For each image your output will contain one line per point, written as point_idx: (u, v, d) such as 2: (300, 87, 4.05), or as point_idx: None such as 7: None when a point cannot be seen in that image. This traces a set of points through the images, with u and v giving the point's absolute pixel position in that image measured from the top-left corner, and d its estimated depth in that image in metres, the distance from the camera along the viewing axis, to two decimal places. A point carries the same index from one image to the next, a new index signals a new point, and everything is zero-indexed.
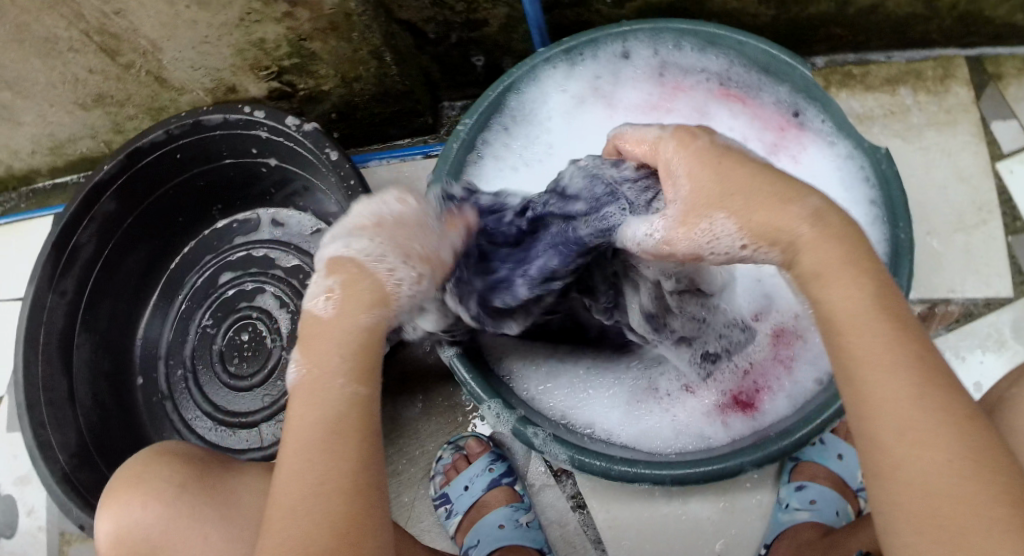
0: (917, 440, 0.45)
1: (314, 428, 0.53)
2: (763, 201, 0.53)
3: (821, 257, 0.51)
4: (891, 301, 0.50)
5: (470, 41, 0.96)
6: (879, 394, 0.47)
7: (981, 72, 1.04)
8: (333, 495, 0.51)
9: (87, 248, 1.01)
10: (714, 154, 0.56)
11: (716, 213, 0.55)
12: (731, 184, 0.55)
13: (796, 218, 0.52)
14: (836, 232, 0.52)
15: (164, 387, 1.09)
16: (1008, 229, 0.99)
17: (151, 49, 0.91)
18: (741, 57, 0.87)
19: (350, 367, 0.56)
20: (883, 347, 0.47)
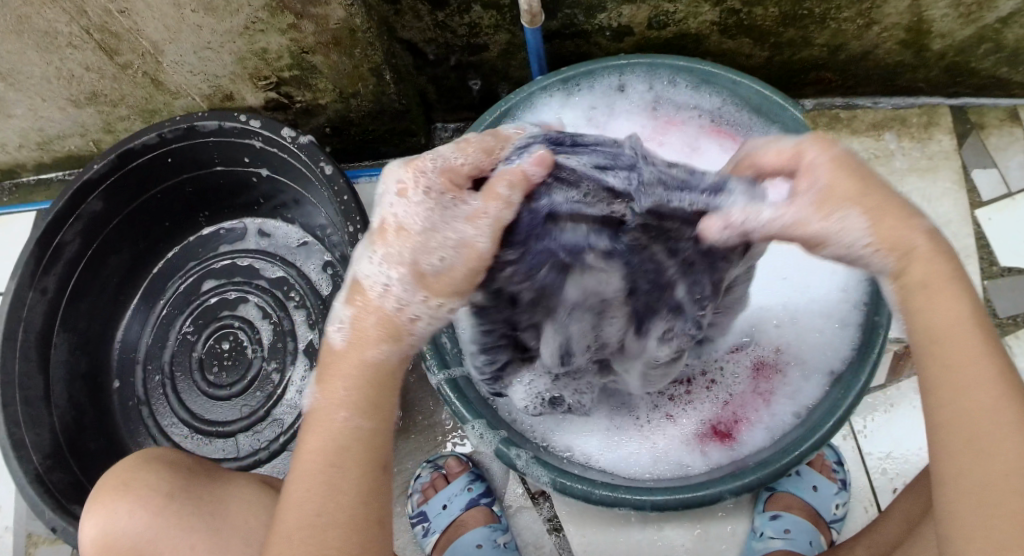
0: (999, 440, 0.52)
1: (319, 460, 0.56)
2: (890, 212, 0.57)
3: (933, 271, 0.56)
4: (986, 326, 0.55)
5: (469, 65, 0.97)
6: (969, 397, 0.53)
7: (964, 122, 1.07)
8: (331, 529, 0.55)
9: (71, 247, 1.00)
10: (850, 165, 0.58)
11: (851, 208, 0.56)
12: (868, 195, 0.57)
13: (916, 235, 0.56)
14: (947, 252, 0.56)
15: (141, 392, 1.07)
16: (984, 274, 1.01)
17: (152, 51, 0.91)
18: (733, 96, 0.88)
19: (351, 401, 0.57)
20: (977, 353, 0.54)
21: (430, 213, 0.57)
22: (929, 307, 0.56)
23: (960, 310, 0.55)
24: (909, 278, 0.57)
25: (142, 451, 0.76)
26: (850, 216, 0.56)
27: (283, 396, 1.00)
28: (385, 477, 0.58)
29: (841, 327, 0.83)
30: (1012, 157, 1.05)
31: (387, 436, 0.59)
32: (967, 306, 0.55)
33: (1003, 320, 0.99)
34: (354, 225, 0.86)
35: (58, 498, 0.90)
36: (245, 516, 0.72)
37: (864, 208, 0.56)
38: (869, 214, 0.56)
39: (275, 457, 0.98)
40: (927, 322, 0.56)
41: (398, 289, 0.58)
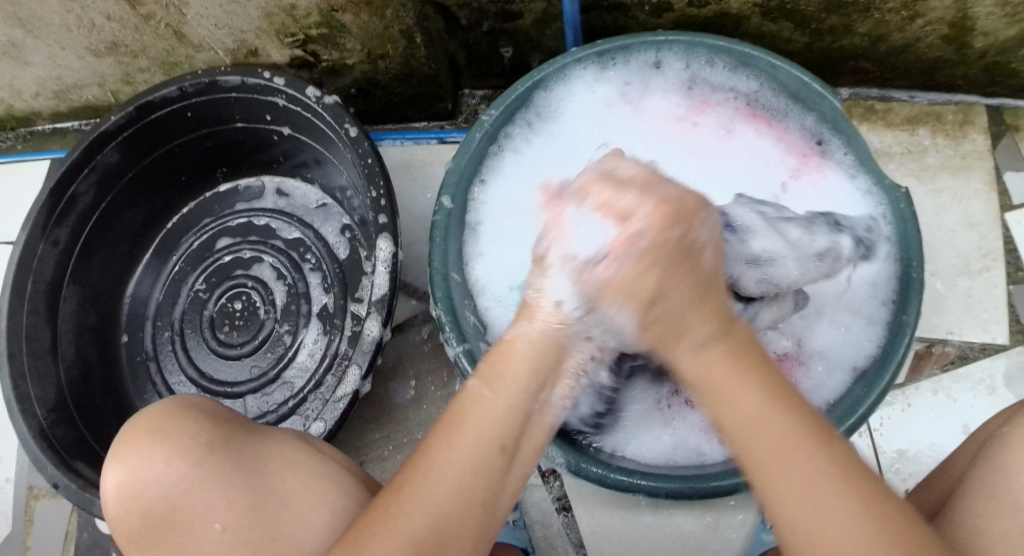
0: (829, 529, 0.52)
1: (453, 432, 0.58)
2: (671, 305, 0.58)
3: (707, 367, 0.58)
4: (780, 391, 0.57)
5: (502, 32, 0.95)
6: (787, 495, 0.54)
7: (999, 123, 1.05)
8: (450, 500, 0.56)
9: (85, 198, 0.99)
10: (678, 251, 0.58)
11: (622, 311, 0.60)
12: (665, 285, 0.58)
13: (687, 344, 0.59)
14: (728, 350, 0.58)
15: (149, 348, 1.06)
16: (1009, 278, 1.00)
17: (176, 2, 0.89)
18: (771, 81, 0.87)
19: (490, 373, 0.61)
20: (789, 441, 0.55)
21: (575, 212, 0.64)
22: (723, 397, 0.58)
23: (751, 406, 0.56)
24: (692, 377, 0.59)
25: (172, 398, 0.69)
26: (617, 316, 0.60)
27: (293, 359, 0.99)
28: (503, 457, 0.59)
29: (867, 324, 0.82)
30: None
31: (520, 422, 0.60)
32: (761, 392, 0.57)
33: None
34: (377, 190, 0.84)
35: (61, 454, 0.89)
36: (284, 474, 0.65)
37: (638, 302, 0.59)
38: (638, 312, 0.59)
39: (284, 420, 0.95)
40: (727, 422, 0.57)
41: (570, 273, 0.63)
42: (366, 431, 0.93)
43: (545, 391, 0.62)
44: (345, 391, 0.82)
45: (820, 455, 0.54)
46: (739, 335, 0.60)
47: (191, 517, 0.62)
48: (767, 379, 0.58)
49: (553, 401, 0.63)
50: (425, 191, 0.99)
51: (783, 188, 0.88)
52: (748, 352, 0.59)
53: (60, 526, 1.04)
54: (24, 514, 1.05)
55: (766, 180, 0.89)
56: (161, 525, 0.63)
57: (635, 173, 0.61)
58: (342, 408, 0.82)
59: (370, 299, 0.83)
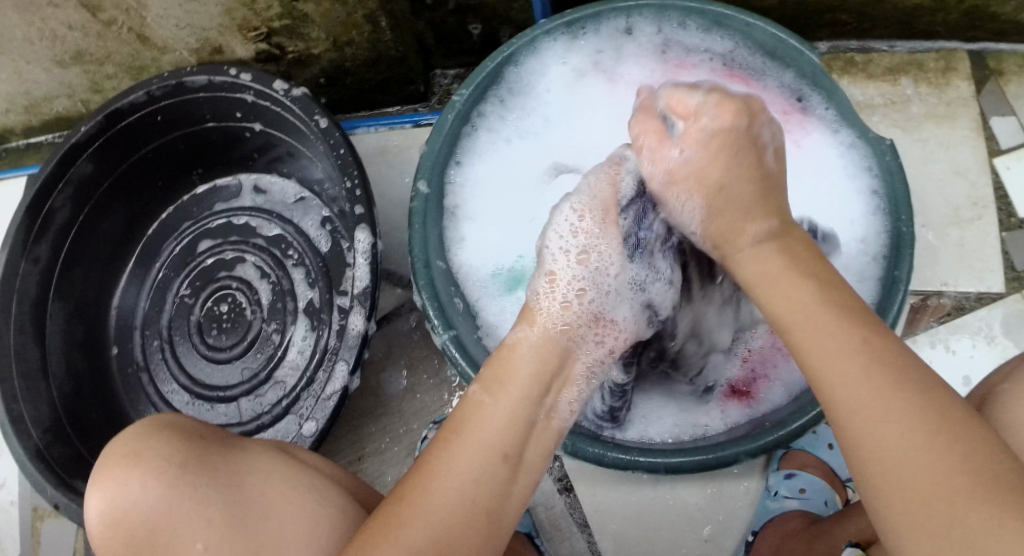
0: (879, 401, 0.48)
1: (445, 444, 0.57)
2: (735, 211, 0.62)
3: (776, 295, 0.57)
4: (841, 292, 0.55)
5: (468, 8, 0.93)
6: (840, 385, 0.50)
7: (982, 68, 1.03)
8: (449, 506, 0.54)
9: (62, 213, 0.97)
10: (740, 138, 0.63)
11: (692, 194, 0.65)
12: (730, 176, 0.62)
13: (745, 236, 0.61)
14: (779, 253, 0.59)
15: (140, 358, 1.05)
16: (1002, 225, 0.99)
17: (135, 5, 0.88)
18: (747, 39, 0.86)
19: (492, 380, 0.60)
20: (845, 342, 0.51)
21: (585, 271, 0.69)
22: (780, 313, 0.56)
23: (804, 296, 0.55)
24: (748, 270, 0.61)
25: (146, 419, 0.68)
26: (687, 204, 0.66)
27: (284, 357, 0.98)
28: (505, 465, 0.57)
29: (860, 281, 0.81)
30: None
31: (520, 430, 0.58)
32: (817, 295, 0.55)
33: (1022, 273, 0.97)
34: (351, 180, 0.82)
35: (58, 473, 0.88)
36: (266, 489, 0.64)
37: (704, 190, 0.63)
38: (704, 199, 0.64)
39: (278, 421, 0.94)
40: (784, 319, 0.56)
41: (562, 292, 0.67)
42: (362, 425, 0.92)
43: (551, 396, 0.61)
44: (334, 388, 0.81)
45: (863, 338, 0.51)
46: (796, 238, 0.60)
47: (176, 536, 0.61)
48: (829, 291, 0.55)
49: (558, 406, 0.62)
50: (403, 176, 0.97)
51: None
52: (808, 265, 0.58)
53: (69, 545, 1.04)
54: (31, 533, 1.05)
55: None
56: (144, 547, 0.62)
57: (706, 88, 0.66)
58: (332, 404, 0.81)
59: (352, 292, 0.82)
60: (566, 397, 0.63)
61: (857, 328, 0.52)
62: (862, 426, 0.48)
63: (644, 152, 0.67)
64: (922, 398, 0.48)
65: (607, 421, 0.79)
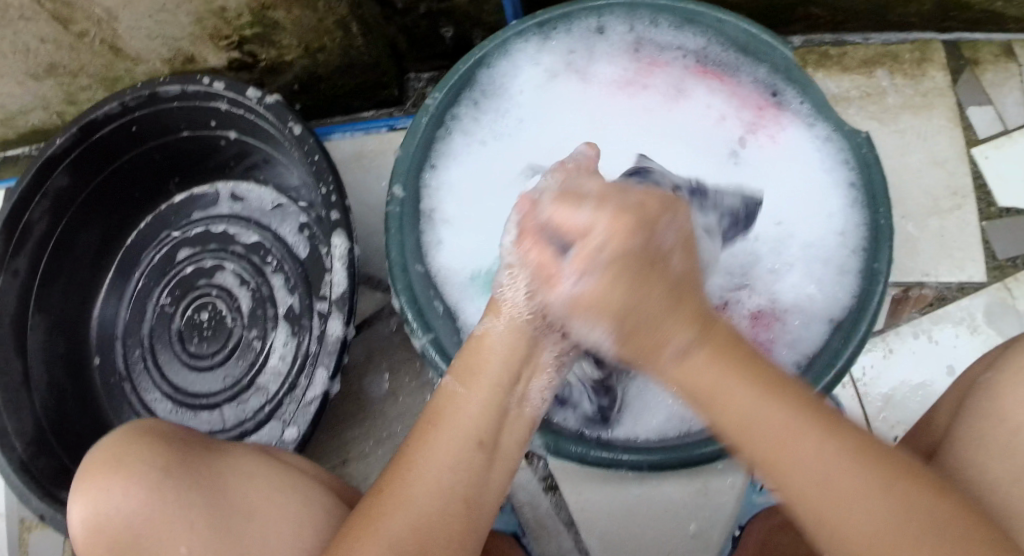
0: (846, 508, 0.47)
1: (424, 435, 0.57)
2: (654, 324, 0.53)
3: (696, 379, 0.52)
4: (767, 386, 0.51)
5: (440, 12, 0.93)
6: (798, 489, 0.49)
7: (957, 58, 1.03)
8: (428, 493, 0.54)
9: (39, 226, 0.96)
10: (635, 260, 0.54)
11: (601, 320, 0.55)
12: (636, 300, 0.53)
13: (666, 357, 0.53)
14: (706, 362, 0.52)
15: (122, 367, 1.03)
16: (982, 214, 0.99)
17: (107, 17, 0.87)
18: (719, 35, 0.87)
19: (463, 369, 0.59)
20: (804, 460, 0.49)
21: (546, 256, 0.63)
22: (713, 406, 0.52)
23: (745, 401, 0.51)
24: (684, 387, 0.53)
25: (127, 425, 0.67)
26: (597, 331, 0.56)
27: (266, 364, 0.97)
28: (482, 452, 0.56)
29: (839, 274, 0.81)
30: (1007, 94, 1.02)
31: (494, 418, 0.57)
32: (752, 397, 0.50)
33: (1002, 261, 0.97)
34: (327, 186, 0.81)
35: (45, 486, 0.88)
36: (248, 488, 0.64)
37: (610, 318, 0.54)
38: (614, 326, 0.55)
39: (261, 427, 0.94)
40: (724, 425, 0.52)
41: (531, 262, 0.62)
42: (344, 431, 0.91)
43: (522, 384, 0.60)
44: (314, 394, 0.81)
45: (805, 445, 0.49)
46: (723, 340, 0.53)
47: (156, 540, 0.61)
48: (763, 380, 0.51)
49: (531, 395, 0.60)
50: (380, 180, 0.97)
51: (742, 144, 0.87)
52: (740, 354, 0.53)
53: None
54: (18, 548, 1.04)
55: (723, 136, 0.87)
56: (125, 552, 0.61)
57: (597, 194, 0.56)
58: (313, 410, 0.81)
59: (332, 297, 0.81)
60: (539, 386, 0.61)
61: (808, 420, 0.50)
62: (840, 527, 0.48)
63: (535, 270, 0.58)
64: (887, 491, 0.47)
65: (596, 423, 0.77)
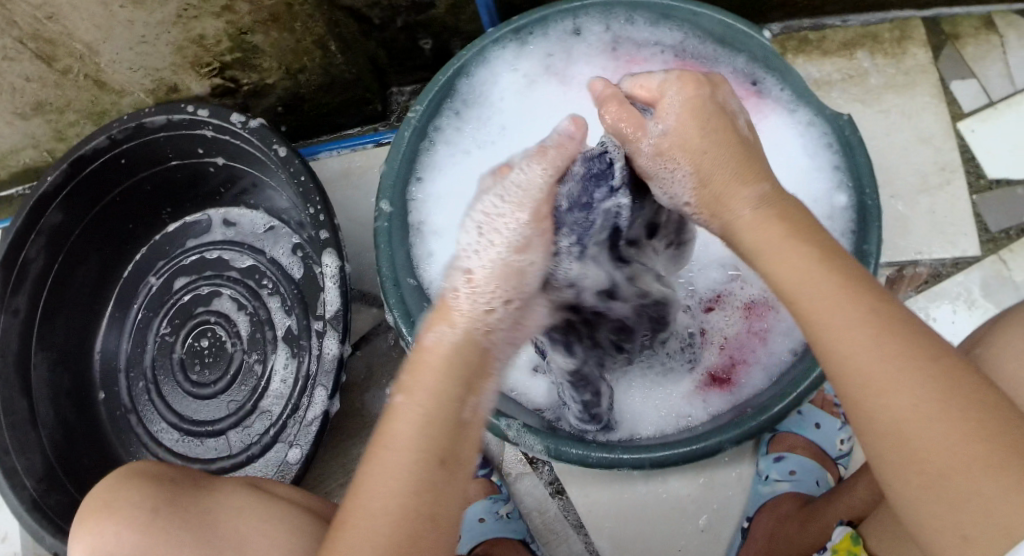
0: (896, 382, 0.46)
1: (376, 458, 0.51)
2: (727, 172, 0.57)
3: (761, 236, 0.54)
4: (832, 256, 0.52)
5: (417, 25, 0.93)
6: (851, 357, 0.48)
7: (937, 34, 1.03)
8: (386, 517, 0.49)
9: (36, 264, 0.97)
10: (711, 113, 0.59)
11: (681, 162, 0.59)
12: (710, 145, 0.58)
13: (743, 201, 0.56)
14: (777, 213, 0.55)
15: (127, 400, 1.05)
16: (972, 188, 0.99)
17: (88, 52, 0.88)
18: (695, 29, 0.86)
19: (410, 383, 0.54)
20: (858, 329, 0.48)
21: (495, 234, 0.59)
22: (772, 269, 0.53)
23: (810, 265, 0.51)
24: (749, 243, 0.55)
25: (119, 469, 0.69)
26: (675, 170, 0.59)
27: (267, 387, 0.98)
28: (442, 472, 0.51)
29: None
30: (989, 66, 1.02)
31: (450, 432, 0.52)
32: (815, 261, 0.51)
33: (995, 234, 0.97)
34: (314, 207, 0.82)
35: (57, 523, 0.89)
36: (238, 521, 0.65)
37: (692, 161, 0.58)
38: (694, 170, 0.58)
39: (268, 449, 0.94)
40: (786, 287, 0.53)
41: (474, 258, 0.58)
42: (349, 448, 0.92)
43: (476, 393, 0.54)
44: (314, 414, 0.82)
45: (865, 311, 0.49)
46: (791, 207, 0.56)
47: None
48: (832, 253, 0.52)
49: (485, 402, 0.55)
50: (369, 196, 0.98)
51: None
52: (804, 223, 0.54)
53: None
54: None
55: None
56: None
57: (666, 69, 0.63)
58: (314, 430, 0.82)
59: (325, 317, 0.82)
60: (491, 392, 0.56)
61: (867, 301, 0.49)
62: (881, 408, 0.47)
63: (612, 128, 0.61)
64: (940, 372, 0.46)
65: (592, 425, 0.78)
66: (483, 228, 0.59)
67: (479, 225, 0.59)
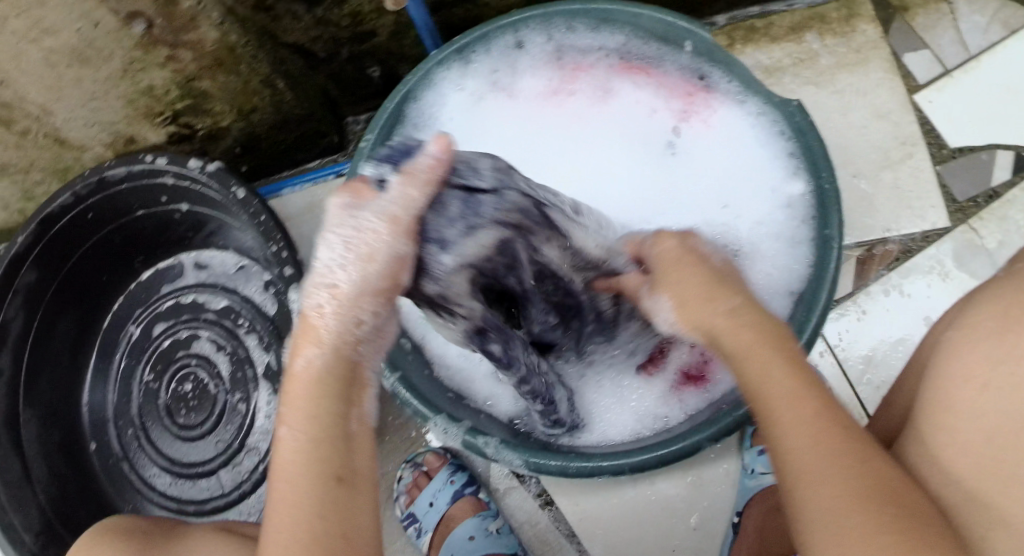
0: (810, 445, 0.49)
1: (278, 495, 0.52)
2: (697, 292, 0.59)
3: (733, 336, 0.56)
4: (781, 342, 0.55)
5: (362, 54, 0.95)
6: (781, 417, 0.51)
7: (885, 7, 1.03)
8: (296, 544, 0.50)
9: (16, 323, 0.97)
10: (684, 254, 0.63)
11: (664, 294, 0.62)
12: (686, 275, 0.61)
13: (717, 310, 0.57)
14: (749, 322, 0.56)
15: (119, 449, 1.06)
16: (935, 159, 0.99)
17: (42, 113, 0.88)
18: (637, 29, 0.85)
19: (290, 416, 0.54)
20: (790, 389, 0.52)
21: (345, 235, 0.55)
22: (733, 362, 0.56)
23: (766, 353, 0.54)
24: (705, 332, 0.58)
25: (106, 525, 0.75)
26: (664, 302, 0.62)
27: (253, 425, 1.00)
28: (342, 488, 0.52)
29: (792, 246, 0.82)
30: (939, 35, 1.02)
31: (340, 447, 0.54)
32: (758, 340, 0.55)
33: (962, 203, 0.97)
34: (277, 244, 0.84)
35: None
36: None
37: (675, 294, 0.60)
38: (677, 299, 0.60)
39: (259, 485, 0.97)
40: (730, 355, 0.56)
41: (332, 261, 0.55)
42: None
43: (354, 407, 0.56)
44: None
45: (795, 387, 0.52)
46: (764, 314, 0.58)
47: None
48: (767, 331, 0.56)
49: (365, 411, 0.57)
50: None
51: (676, 133, 0.88)
52: (769, 322, 0.57)
53: None
54: None
55: (656, 129, 0.89)
56: None
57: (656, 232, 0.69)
58: None
59: None
60: (367, 401, 0.58)
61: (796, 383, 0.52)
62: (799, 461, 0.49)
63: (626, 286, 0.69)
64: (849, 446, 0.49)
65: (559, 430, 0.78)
66: (350, 246, 0.55)
67: (345, 241, 0.55)
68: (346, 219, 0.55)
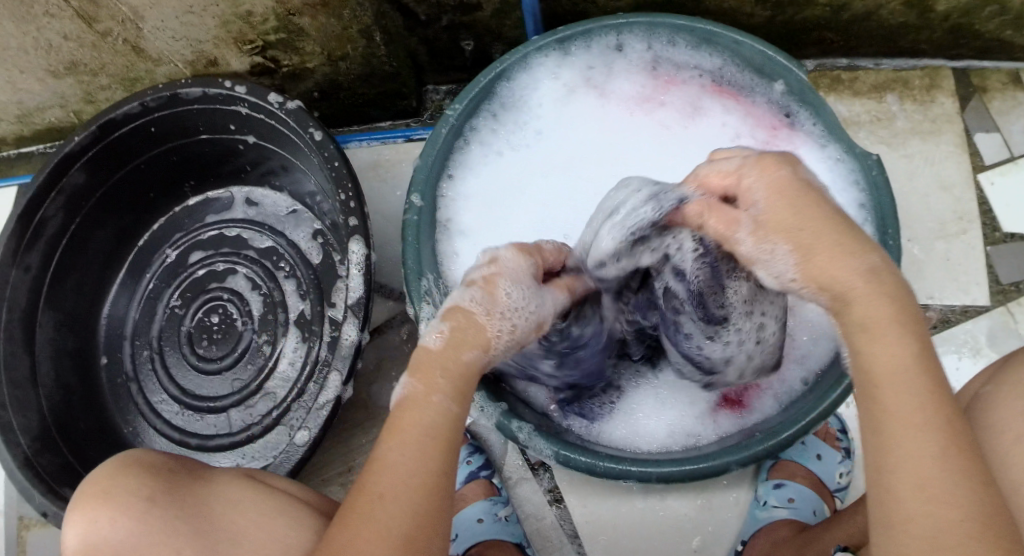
0: (927, 455, 0.48)
1: (412, 447, 0.55)
2: (827, 246, 0.53)
3: (871, 311, 0.51)
4: (911, 319, 0.51)
5: (461, 25, 0.95)
6: (897, 420, 0.49)
7: (966, 85, 1.05)
8: (414, 492, 0.54)
9: (54, 222, 0.96)
10: (796, 187, 0.56)
11: (780, 241, 0.55)
12: (805, 221, 0.54)
13: (856, 269, 0.52)
14: (888, 293, 0.52)
15: (129, 369, 1.04)
16: (987, 240, 1.00)
17: (132, 17, 0.88)
18: (735, 57, 0.87)
19: (451, 385, 0.57)
20: (912, 392, 0.49)
21: (524, 291, 0.62)
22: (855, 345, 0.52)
23: (892, 342, 0.50)
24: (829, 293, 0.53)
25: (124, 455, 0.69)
26: (780, 251, 0.55)
27: (275, 369, 0.99)
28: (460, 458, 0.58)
29: None
30: (1014, 121, 1.04)
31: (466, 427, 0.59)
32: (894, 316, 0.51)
33: (1006, 286, 0.99)
34: (345, 193, 0.83)
35: (47, 481, 0.88)
36: (234, 515, 0.66)
37: (794, 243, 0.54)
38: (800, 252, 0.54)
39: (268, 432, 0.96)
40: (851, 335, 0.52)
41: (513, 303, 0.61)
42: (355, 435, 0.94)
43: None
44: (326, 398, 0.83)
45: (923, 388, 0.49)
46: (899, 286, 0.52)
47: None
48: (903, 312, 0.51)
49: None
50: (395, 190, 0.99)
51: None
52: (907, 300, 0.52)
53: None
54: (16, 546, 1.01)
55: None
56: None
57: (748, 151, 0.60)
58: (325, 414, 0.83)
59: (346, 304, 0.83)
60: None
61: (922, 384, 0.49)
62: (905, 470, 0.48)
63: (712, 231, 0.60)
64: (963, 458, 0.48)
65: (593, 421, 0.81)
66: (531, 300, 0.62)
67: (523, 297, 0.62)
68: (521, 282, 0.62)
